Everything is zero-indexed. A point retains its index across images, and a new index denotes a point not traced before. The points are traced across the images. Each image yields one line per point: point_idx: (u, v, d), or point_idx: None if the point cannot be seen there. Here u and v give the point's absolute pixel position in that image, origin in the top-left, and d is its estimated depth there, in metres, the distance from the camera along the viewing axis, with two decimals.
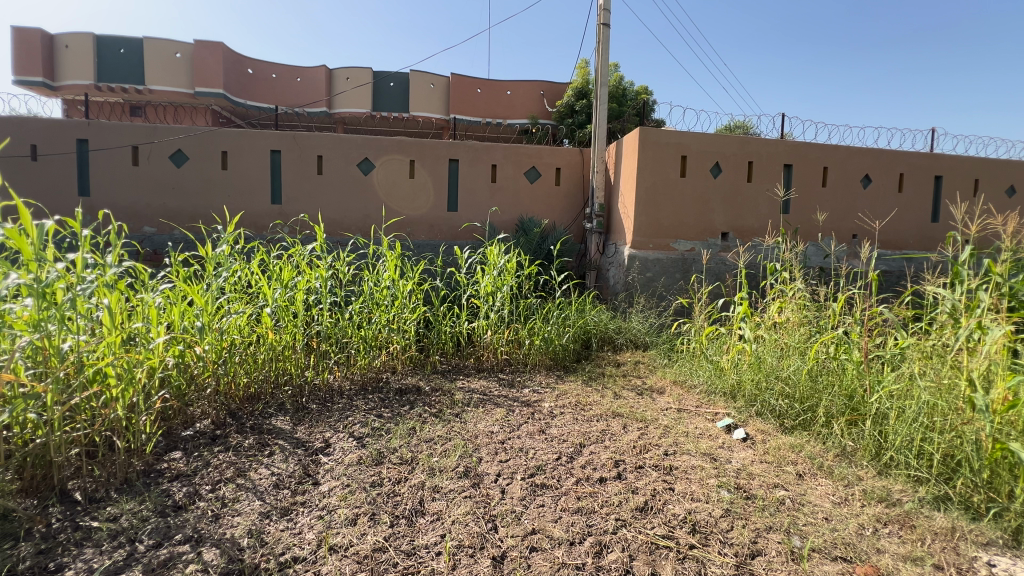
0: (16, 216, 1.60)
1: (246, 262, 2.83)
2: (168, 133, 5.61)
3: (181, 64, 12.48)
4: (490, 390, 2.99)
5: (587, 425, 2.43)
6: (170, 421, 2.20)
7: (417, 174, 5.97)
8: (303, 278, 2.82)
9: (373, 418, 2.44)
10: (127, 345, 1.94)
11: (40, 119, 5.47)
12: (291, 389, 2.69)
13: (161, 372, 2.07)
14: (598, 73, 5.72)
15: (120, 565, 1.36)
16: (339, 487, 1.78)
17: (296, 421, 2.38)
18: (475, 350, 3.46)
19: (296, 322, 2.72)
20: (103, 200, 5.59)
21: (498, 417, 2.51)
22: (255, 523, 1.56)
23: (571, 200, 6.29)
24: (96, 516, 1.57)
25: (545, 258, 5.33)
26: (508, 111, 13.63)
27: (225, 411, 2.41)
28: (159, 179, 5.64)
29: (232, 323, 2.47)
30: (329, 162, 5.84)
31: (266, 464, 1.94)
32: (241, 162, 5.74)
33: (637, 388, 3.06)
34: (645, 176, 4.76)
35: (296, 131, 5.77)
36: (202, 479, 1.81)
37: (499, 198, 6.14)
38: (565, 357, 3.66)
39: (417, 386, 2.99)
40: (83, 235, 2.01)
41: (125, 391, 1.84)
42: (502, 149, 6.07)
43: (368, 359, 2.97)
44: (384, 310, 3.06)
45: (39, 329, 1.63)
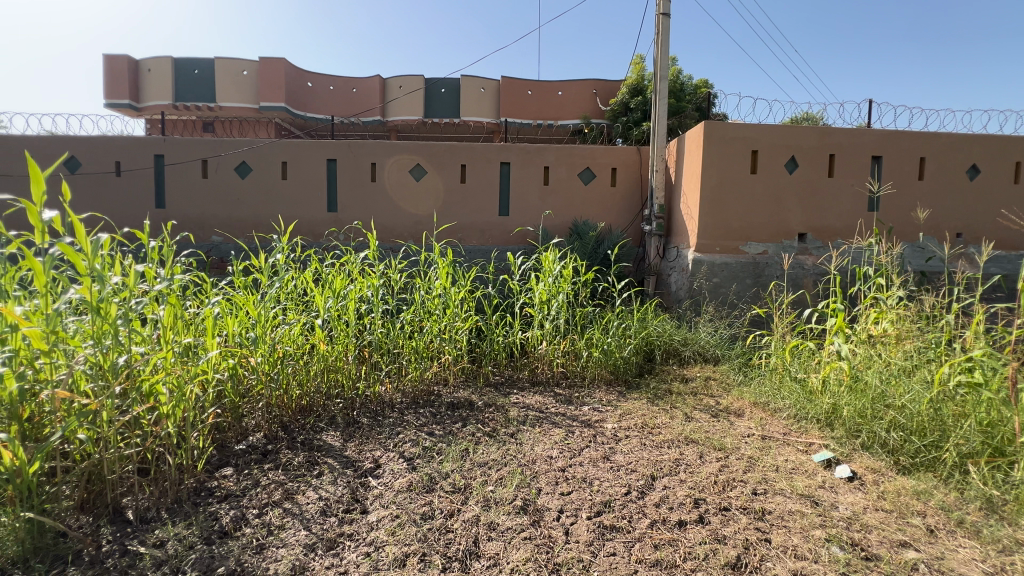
0: (71, 231, 1.57)
1: (300, 271, 2.80)
2: (233, 146, 5.87)
3: (247, 81, 13.28)
4: (546, 407, 2.79)
5: (657, 452, 2.16)
6: (225, 433, 2.16)
7: (469, 178, 5.91)
8: (356, 287, 2.75)
9: (425, 436, 2.30)
10: (182, 359, 1.89)
11: (123, 137, 5.88)
12: (343, 402, 2.61)
13: (214, 386, 2.02)
14: (657, 66, 5.38)
15: None
16: (387, 518, 1.64)
17: (346, 437, 2.29)
18: (530, 362, 3.29)
19: (348, 332, 2.64)
20: (176, 211, 5.93)
21: (557, 440, 2.30)
22: (299, 557, 1.45)
23: (628, 201, 5.97)
24: (143, 540, 1.50)
25: (601, 263, 5.07)
26: (559, 111, 13.40)
27: (278, 424, 2.35)
28: (225, 190, 5.91)
29: (285, 334, 2.41)
30: (382, 169, 5.89)
31: (315, 486, 1.84)
32: (300, 172, 5.90)
33: (711, 409, 2.76)
34: (712, 174, 4.40)
35: (351, 140, 5.86)
36: (250, 501, 1.73)
37: (552, 202, 5.95)
38: (627, 371, 3.37)
39: (469, 400, 2.84)
40: (148, 247, 2.02)
41: (176, 407, 1.79)
42: (555, 150, 5.88)
43: (419, 371, 2.86)
44: (436, 319, 2.96)
45: (96, 344, 1.61)
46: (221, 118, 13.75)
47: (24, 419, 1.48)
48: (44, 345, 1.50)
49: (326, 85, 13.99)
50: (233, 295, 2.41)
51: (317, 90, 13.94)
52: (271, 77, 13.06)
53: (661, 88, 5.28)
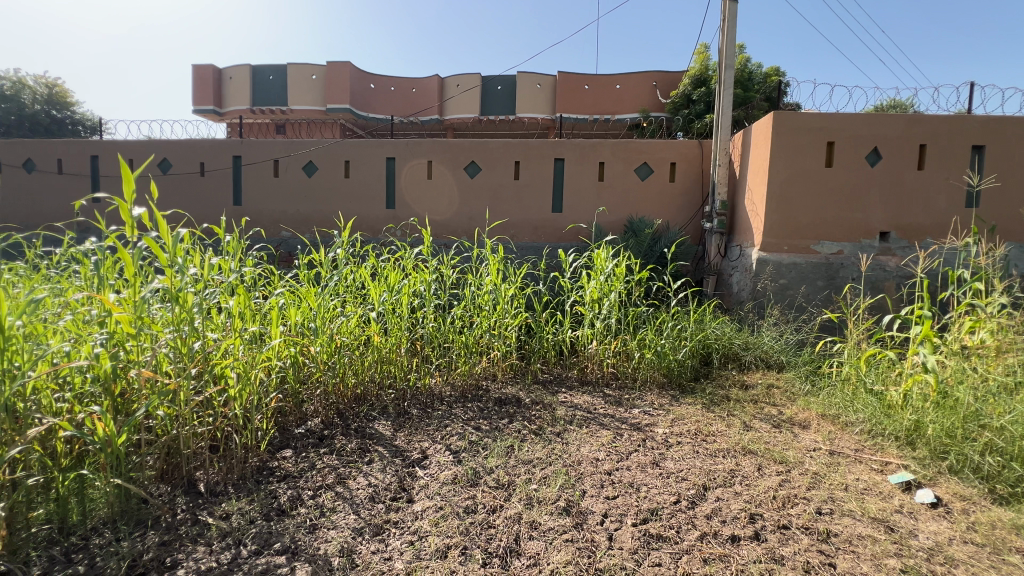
0: (156, 226, 1.71)
1: (358, 265, 2.91)
2: (302, 147, 6.24)
3: (316, 85, 14.06)
4: (595, 407, 2.73)
5: (711, 461, 2.06)
6: (286, 417, 2.29)
7: (522, 174, 5.92)
8: (409, 281, 2.82)
9: (471, 431, 2.33)
10: (250, 345, 2.02)
11: (207, 140, 6.42)
12: (394, 393, 2.70)
13: (277, 372, 2.15)
14: (723, 54, 5.10)
15: (224, 570, 1.37)
16: (431, 509, 1.67)
17: (397, 427, 2.36)
18: (579, 360, 3.24)
19: (401, 325, 2.71)
20: (251, 208, 6.40)
21: (604, 441, 2.25)
22: (348, 540, 1.51)
23: (688, 198, 5.72)
24: (212, 512, 1.63)
25: (658, 261, 4.89)
26: (617, 105, 13.07)
27: (334, 411, 2.47)
28: (293, 188, 6.29)
29: (343, 325, 2.52)
30: (438, 167, 6.03)
31: (365, 473, 1.91)
32: (361, 170, 6.17)
33: (773, 418, 2.59)
34: (781, 168, 4.12)
35: (410, 139, 6.05)
36: (305, 483, 1.83)
37: (607, 198, 5.83)
38: (681, 374, 3.23)
39: (516, 397, 2.84)
40: (224, 241, 2.18)
41: (243, 390, 1.92)
42: (611, 146, 5.75)
43: (469, 366, 2.90)
44: (486, 315, 2.98)
45: (176, 329, 1.75)
46: (292, 121, 14.64)
47: (117, 395, 1.64)
48: (133, 329, 1.65)
49: (387, 86, 14.52)
50: (297, 286, 2.56)
51: (379, 91, 14.50)
52: (337, 80, 13.74)
53: (726, 78, 5.00)
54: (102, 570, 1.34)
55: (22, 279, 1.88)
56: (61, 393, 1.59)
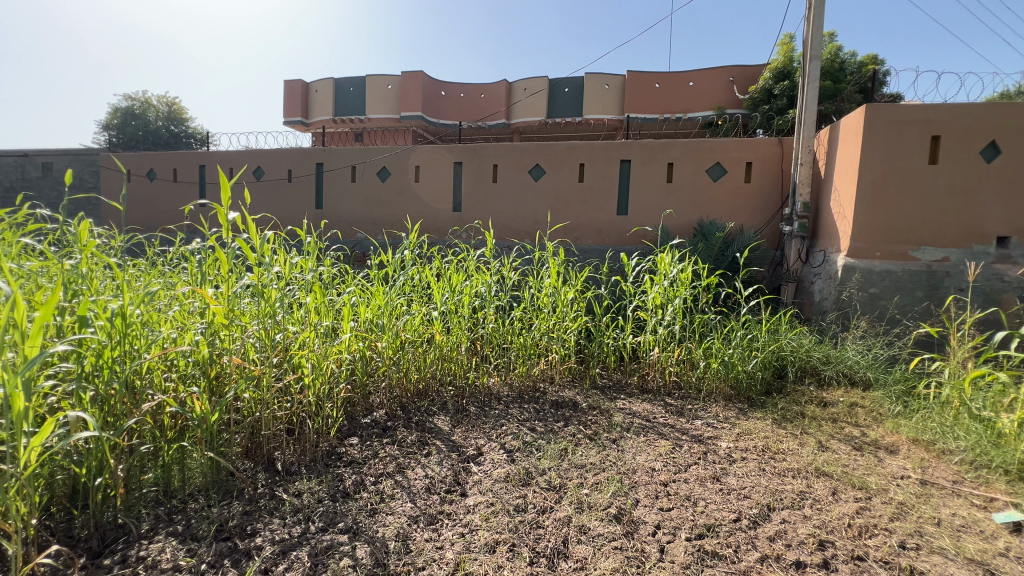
0: (247, 228, 1.90)
1: (423, 266, 3.05)
2: (377, 153, 6.65)
3: (391, 94, 14.82)
4: (654, 416, 2.65)
5: (778, 481, 1.93)
6: (354, 407, 2.45)
7: (587, 177, 5.93)
8: (471, 282, 2.90)
9: (526, 431, 2.36)
10: (324, 339, 2.19)
11: (293, 149, 7.01)
12: (454, 390, 2.79)
13: (347, 364, 2.31)
14: (808, 45, 4.73)
15: (295, 542, 1.50)
16: (483, 504, 1.72)
17: (455, 423, 2.45)
18: (640, 367, 3.16)
19: (462, 324, 2.80)
20: (332, 211, 6.96)
21: (662, 452, 2.18)
22: (404, 526, 1.59)
23: (765, 199, 5.38)
24: (287, 488, 1.79)
25: (729, 266, 4.64)
26: (690, 102, 12.53)
27: (397, 404, 2.60)
28: (369, 192, 6.75)
29: (408, 323, 2.64)
30: (503, 170, 6.22)
31: (423, 464, 2.00)
32: (431, 175, 6.50)
33: (853, 440, 2.37)
34: (874, 165, 3.76)
35: (476, 144, 6.27)
36: (368, 469, 1.95)
37: (675, 201, 5.67)
38: (751, 387, 3.04)
39: (573, 401, 2.83)
40: (305, 242, 2.37)
41: (316, 380, 2.07)
42: (680, 146, 5.59)
43: (526, 367, 2.93)
44: (545, 318, 3.00)
45: (262, 321, 1.93)
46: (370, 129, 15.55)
47: (212, 378, 1.84)
48: (226, 319, 1.84)
49: (457, 92, 14.97)
50: (367, 284, 2.73)
51: (450, 97, 14.99)
52: (411, 89, 14.40)
53: (811, 71, 4.65)
54: (196, 531, 1.52)
55: (142, 273, 2.18)
56: (169, 373, 1.81)
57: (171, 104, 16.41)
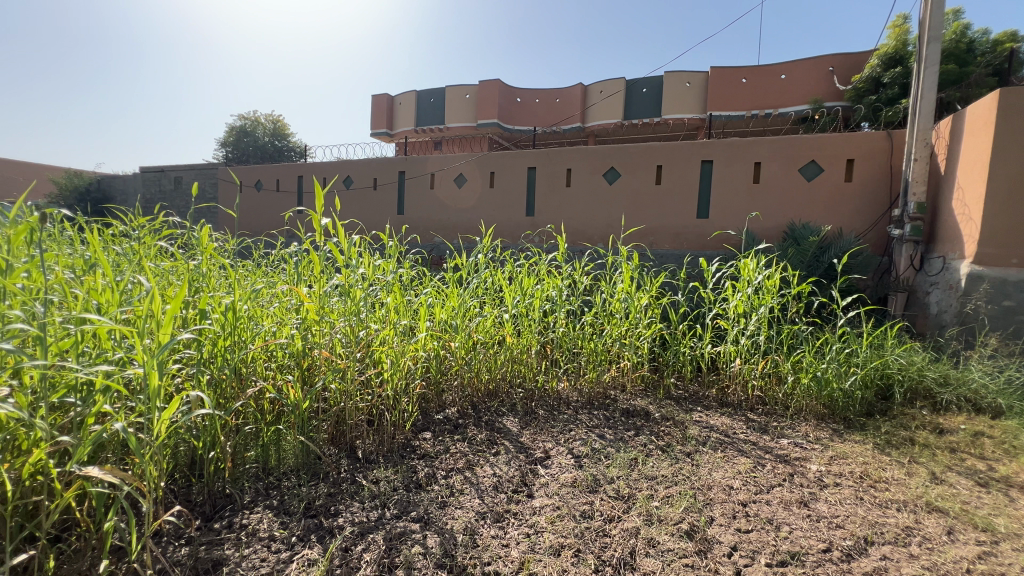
0: (337, 232, 2.07)
1: (496, 270, 3.11)
2: (456, 161, 7.26)
3: (469, 103, 15.34)
4: (734, 431, 2.49)
5: (879, 513, 1.73)
6: (429, 403, 2.55)
7: (665, 179, 5.87)
8: (542, 286, 2.92)
9: (595, 438, 2.32)
10: (403, 337, 2.31)
11: (381, 159, 7.83)
12: (523, 392, 2.82)
13: (423, 361, 2.42)
14: (926, 25, 4.21)
15: (372, 525, 1.60)
16: (549, 507, 1.73)
17: (524, 424, 2.48)
18: (720, 379, 3.00)
19: (532, 327, 2.83)
20: (414, 216, 7.69)
21: (742, 470, 2.04)
22: (471, 521, 1.64)
23: (870, 199, 4.87)
24: (367, 475, 1.91)
25: (825, 273, 4.25)
26: (781, 97, 11.64)
27: (468, 403, 2.68)
28: (448, 198, 7.40)
29: (480, 324, 2.71)
30: (577, 174, 6.45)
31: (491, 463, 2.05)
32: (506, 180, 6.92)
33: (977, 474, 2.07)
34: (1008, 158, 3.26)
35: (549, 149, 6.56)
36: (441, 463, 2.03)
37: (760, 203, 5.38)
38: (848, 407, 2.75)
39: (645, 410, 2.74)
40: (388, 245, 2.53)
41: (394, 375, 2.19)
42: (768, 143, 5.31)
43: (597, 373, 2.89)
44: (617, 323, 2.94)
45: (348, 319, 2.09)
46: (449, 137, 16.19)
47: (304, 368, 2.01)
48: (316, 315, 2.02)
49: (532, 98, 15.13)
50: (443, 286, 2.85)
51: (525, 104, 15.21)
52: (488, 97, 14.80)
53: (930, 54, 4.13)
54: (288, 506, 1.67)
55: (251, 272, 2.47)
56: (268, 363, 2.00)
57: (276, 122, 18.25)
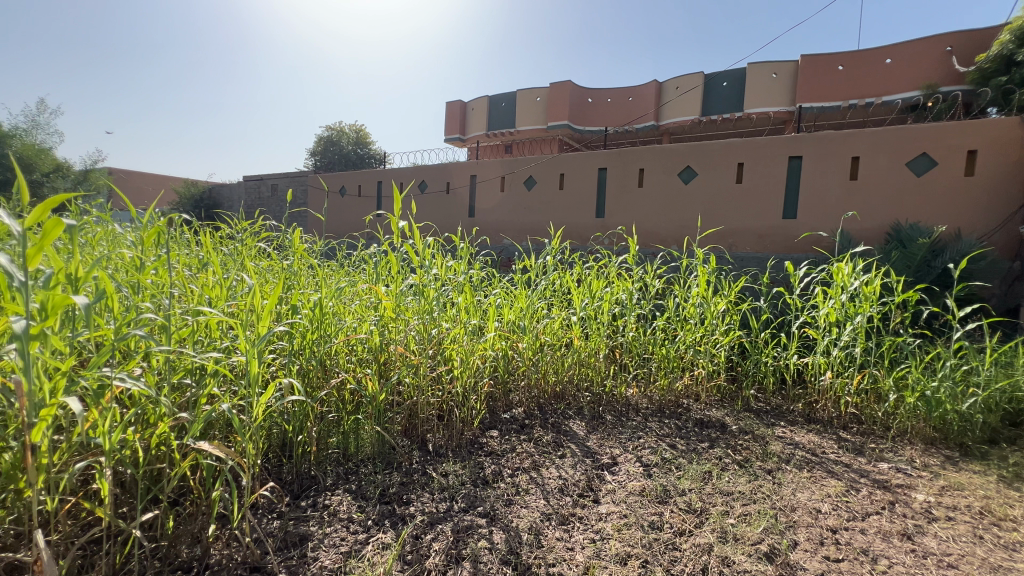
0: (413, 235, 2.18)
1: (564, 272, 3.09)
2: (525, 164, 7.46)
3: (540, 106, 15.41)
4: (823, 450, 2.29)
5: (1003, 557, 1.50)
6: (496, 402, 2.58)
7: (746, 177, 5.58)
8: (612, 289, 2.86)
9: (665, 447, 2.24)
10: (472, 336, 2.37)
11: (454, 164, 8.24)
12: (590, 396, 2.78)
13: (491, 361, 2.46)
14: None
15: (441, 516, 1.66)
16: (616, 514, 1.69)
17: (591, 429, 2.45)
18: (807, 393, 2.77)
19: (601, 331, 2.78)
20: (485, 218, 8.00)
21: (831, 493, 1.87)
22: (536, 521, 1.64)
23: (997, 194, 4.27)
24: (437, 468, 1.99)
25: (937, 280, 3.76)
26: (886, 84, 10.46)
27: (535, 403, 2.68)
28: (518, 200, 7.62)
29: (547, 326, 2.72)
30: (650, 174, 6.31)
31: (557, 465, 2.05)
32: (577, 181, 6.98)
33: None
34: None
35: (621, 149, 6.51)
36: (507, 462, 2.06)
37: (858, 201, 4.94)
38: (965, 433, 2.42)
39: (721, 421, 2.60)
40: (459, 246, 2.60)
41: (464, 372, 2.25)
42: (869, 136, 4.85)
43: (668, 380, 2.79)
44: (691, 329, 2.81)
45: (422, 317, 2.18)
46: (519, 141, 16.38)
47: (381, 362, 2.13)
48: (393, 313, 2.14)
49: (604, 97, 14.89)
50: (512, 287, 2.88)
51: (597, 104, 15.00)
52: (559, 99, 14.78)
53: None
54: (366, 492, 1.78)
55: (335, 271, 2.66)
56: (350, 356, 2.13)
57: (359, 131, 19.50)
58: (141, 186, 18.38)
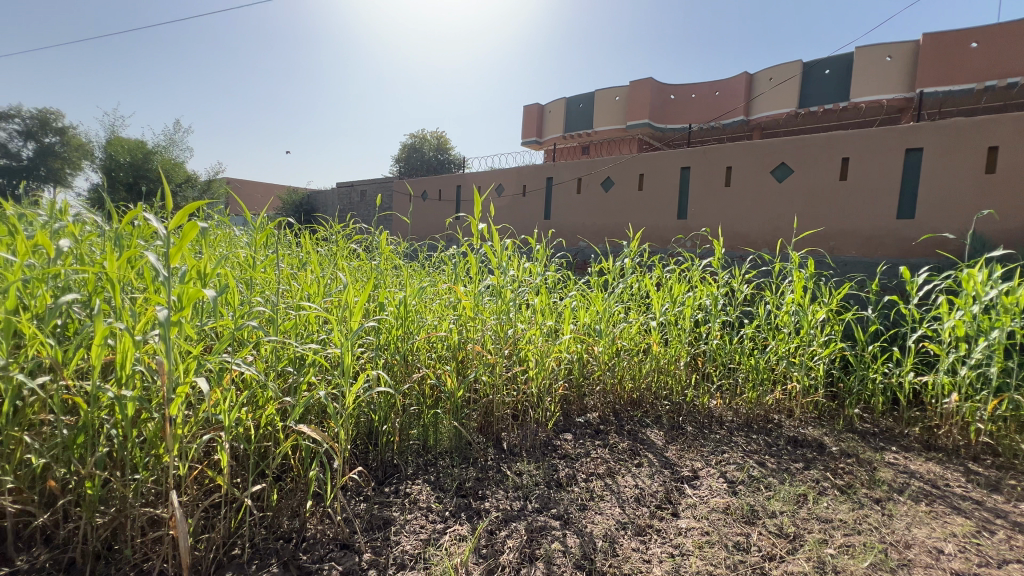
0: (492, 238, 2.22)
1: (644, 275, 2.99)
2: (604, 165, 7.45)
3: (619, 105, 15.08)
4: (946, 483, 2.00)
5: None
6: (570, 406, 2.56)
7: (851, 173, 5.10)
8: (694, 294, 2.72)
9: (753, 465, 2.09)
10: (548, 338, 2.37)
11: (531, 167, 8.44)
12: (669, 405, 2.66)
13: (566, 364, 2.45)
14: None
15: (515, 514, 1.68)
16: (697, 530, 1.60)
17: (669, 439, 2.34)
18: (927, 416, 2.44)
19: (682, 338, 2.64)
20: (560, 219, 8.09)
21: (956, 532, 1.63)
22: (611, 529, 1.61)
23: None
24: (512, 466, 2.02)
25: None
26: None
27: (610, 409, 2.62)
28: (594, 202, 7.62)
29: (625, 331, 2.64)
30: (738, 172, 5.99)
31: (633, 473, 1.99)
32: (657, 181, 6.81)
33: None
34: None
35: (707, 147, 6.26)
36: (581, 466, 2.04)
37: (995, 197, 4.27)
38: None
39: (819, 441, 2.37)
40: (535, 249, 2.61)
41: (539, 373, 2.26)
42: (1013, 121, 4.17)
43: (757, 393, 2.59)
44: (784, 338, 2.59)
45: (499, 317, 2.22)
46: (596, 141, 16.13)
47: (460, 359, 2.20)
48: (471, 312, 2.20)
49: (688, 93, 14.24)
50: (589, 289, 2.84)
51: (680, 101, 14.38)
52: (639, 97, 14.36)
53: None
54: (444, 484, 1.85)
55: (418, 272, 2.79)
56: (431, 353, 2.23)
57: (440, 138, 20.33)
58: (251, 193, 20.55)
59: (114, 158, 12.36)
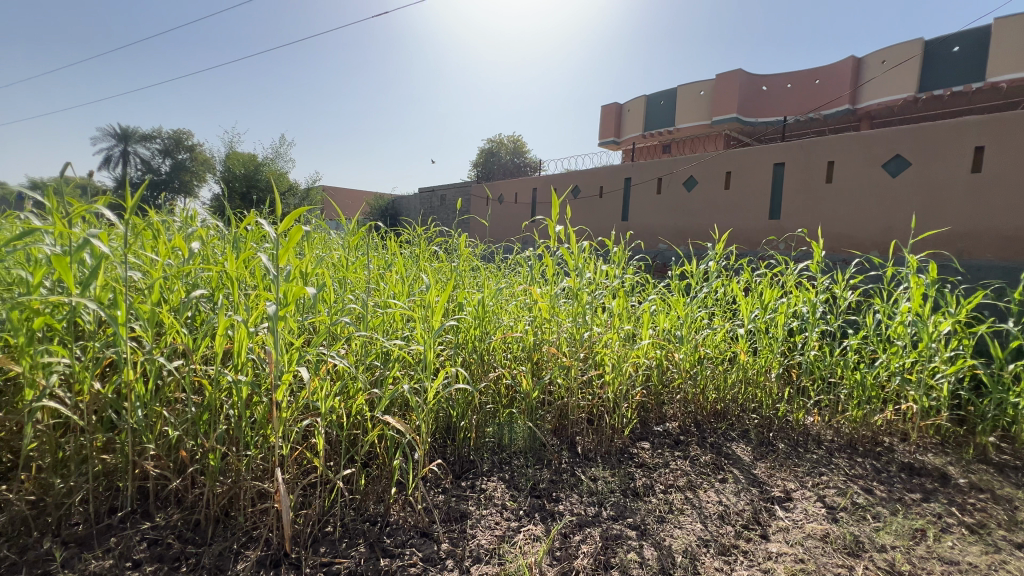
0: (568, 240, 2.22)
1: (731, 279, 2.82)
2: (686, 164, 7.16)
3: (704, 100, 14.33)
4: None
5: None
6: (648, 413, 2.47)
7: (986, 163, 4.42)
8: (789, 300, 2.51)
9: (857, 491, 1.88)
10: (625, 342, 2.31)
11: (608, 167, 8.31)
12: (758, 419, 2.48)
13: (644, 370, 2.37)
14: None
15: (589, 519, 1.65)
16: (789, 557, 1.48)
17: (758, 455, 2.18)
18: None
19: (774, 347, 2.45)
20: (638, 221, 7.88)
21: None
22: (691, 545, 1.53)
23: None
24: (586, 471, 1.99)
25: None
26: None
27: (691, 420, 2.49)
28: (676, 202, 7.35)
29: (708, 337, 2.50)
30: (841, 167, 5.49)
31: (717, 489, 1.87)
32: (747, 179, 6.43)
33: None
34: None
35: (805, 141, 5.82)
36: (659, 477, 1.96)
37: None
38: None
39: (942, 471, 2.07)
40: (613, 251, 2.56)
41: (615, 378, 2.21)
42: None
43: (863, 412, 2.32)
44: (898, 352, 2.30)
45: (575, 319, 2.20)
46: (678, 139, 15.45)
47: (534, 361, 2.22)
48: (547, 313, 2.21)
49: (783, 83, 13.19)
50: (670, 293, 2.73)
51: (773, 92, 13.34)
52: (726, 90, 13.55)
53: None
54: (518, 483, 1.87)
55: (495, 273, 2.85)
56: (507, 353, 2.26)
57: (517, 143, 20.64)
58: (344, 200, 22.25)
59: (232, 170, 14.04)
